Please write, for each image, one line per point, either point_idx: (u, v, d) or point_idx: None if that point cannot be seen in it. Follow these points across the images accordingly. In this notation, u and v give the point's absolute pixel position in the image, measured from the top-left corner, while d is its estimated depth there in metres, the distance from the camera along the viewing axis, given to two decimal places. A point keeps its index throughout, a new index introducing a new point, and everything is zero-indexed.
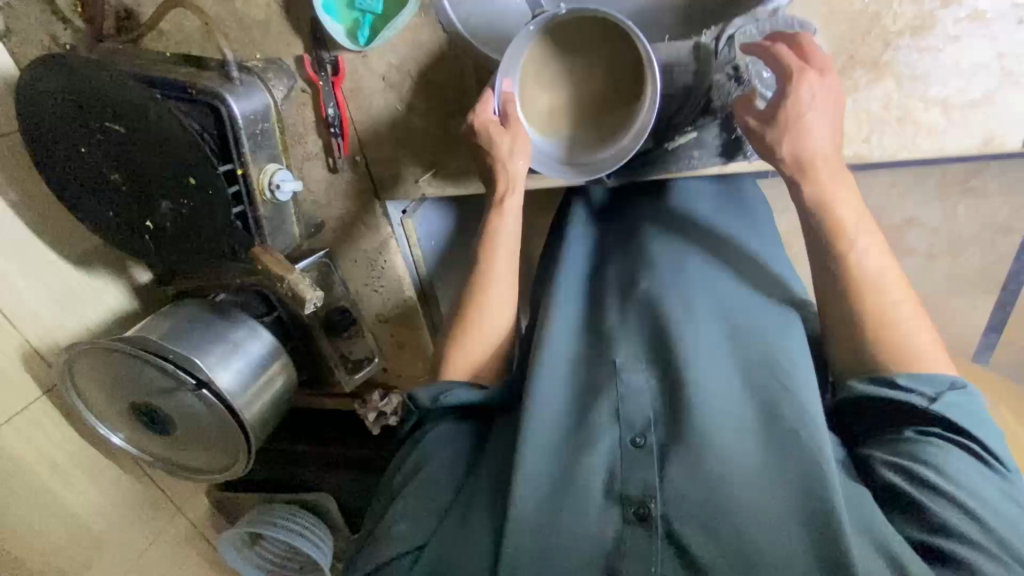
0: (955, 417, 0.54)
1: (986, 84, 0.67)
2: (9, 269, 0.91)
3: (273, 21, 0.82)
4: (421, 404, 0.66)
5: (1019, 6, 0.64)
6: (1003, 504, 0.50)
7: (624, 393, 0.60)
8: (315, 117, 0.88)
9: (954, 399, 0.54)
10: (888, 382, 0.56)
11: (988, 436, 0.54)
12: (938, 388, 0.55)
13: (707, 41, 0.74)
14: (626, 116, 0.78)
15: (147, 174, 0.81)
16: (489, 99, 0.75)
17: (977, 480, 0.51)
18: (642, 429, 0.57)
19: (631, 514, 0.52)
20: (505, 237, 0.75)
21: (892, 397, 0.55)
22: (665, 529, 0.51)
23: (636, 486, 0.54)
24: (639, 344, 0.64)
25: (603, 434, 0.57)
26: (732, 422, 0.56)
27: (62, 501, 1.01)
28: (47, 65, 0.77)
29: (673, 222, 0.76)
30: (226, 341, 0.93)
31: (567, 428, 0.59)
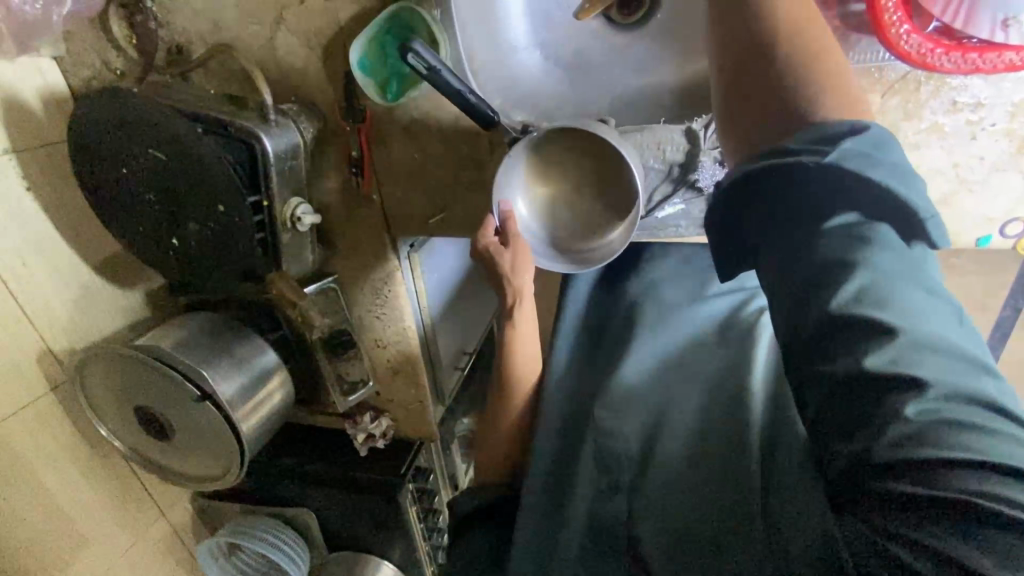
0: (856, 168, 0.47)
1: (942, 188, 0.76)
2: (37, 270, 0.97)
3: (310, 71, 0.90)
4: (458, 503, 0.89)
5: (972, 124, 0.71)
6: (925, 307, 0.46)
7: (600, 443, 0.76)
8: (339, 157, 0.96)
9: (852, 147, 0.48)
10: (777, 151, 0.51)
11: (907, 191, 0.48)
12: (833, 139, 0.49)
13: (697, 127, 0.83)
14: (620, 192, 0.84)
15: (181, 199, 0.88)
16: (489, 221, 0.83)
17: (904, 290, 0.46)
18: (616, 473, 0.74)
19: (606, 545, 0.70)
20: (520, 339, 0.91)
21: (780, 163, 0.50)
22: (630, 547, 0.67)
23: (606, 516, 0.72)
24: (620, 411, 0.77)
25: (584, 483, 0.75)
26: (679, 445, 0.71)
27: (55, 499, 1.04)
28: (103, 94, 0.85)
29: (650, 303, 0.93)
30: (234, 356, 0.98)
31: (559, 477, 0.79)
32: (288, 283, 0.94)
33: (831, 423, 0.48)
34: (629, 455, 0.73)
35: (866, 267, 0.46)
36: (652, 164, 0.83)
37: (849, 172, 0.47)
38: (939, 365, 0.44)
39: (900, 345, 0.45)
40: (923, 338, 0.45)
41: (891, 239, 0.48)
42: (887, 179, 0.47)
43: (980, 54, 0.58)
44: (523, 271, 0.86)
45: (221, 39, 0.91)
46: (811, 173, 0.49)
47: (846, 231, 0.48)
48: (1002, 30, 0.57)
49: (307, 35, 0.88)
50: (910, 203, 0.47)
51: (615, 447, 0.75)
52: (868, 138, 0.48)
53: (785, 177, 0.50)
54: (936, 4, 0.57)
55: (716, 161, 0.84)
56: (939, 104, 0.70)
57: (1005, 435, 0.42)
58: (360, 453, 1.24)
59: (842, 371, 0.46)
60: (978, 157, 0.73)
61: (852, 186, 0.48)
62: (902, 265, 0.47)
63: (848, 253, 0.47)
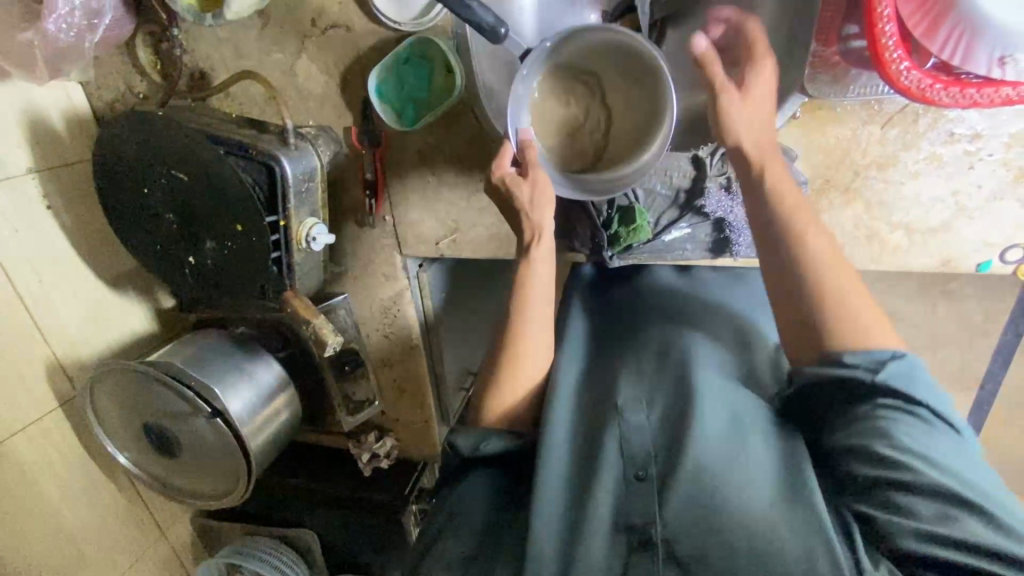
0: (899, 384, 0.55)
1: (943, 215, 0.78)
2: (54, 286, 0.99)
3: (329, 97, 0.94)
4: (460, 450, 0.71)
5: (969, 154, 0.74)
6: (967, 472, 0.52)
7: (625, 429, 0.64)
8: (354, 179, 0.99)
9: (895, 368, 0.56)
10: (835, 361, 0.59)
11: (939, 401, 0.56)
12: (881, 360, 0.57)
13: (704, 154, 0.86)
14: (642, 111, 0.81)
15: (200, 218, 0.90)
16: (507, 150, 0.77)
17: (947, 455, 0.52)
18: (643, 463, 0.61)
19: (635, 540, 0.57)
20: (535, 295, 0.77)
21: (839, 373, 0.57)
22: (667, 551, 0.55)
23: (638, 515, 0.58)
24: (642, 395, 0.69)
25: (609, 464, 0.61)
26: (717, 434, 0.62)
27: (58, 516, 1.03)
28: (130, 118, 0.88)
29: (664, 305, 0.86)
30: (243, 373, 0.99)
31: (575, 458, 0.64)
32: (302, 300, 0.94)
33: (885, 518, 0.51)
34: (653, 446, 0.63)
35: (913, 428, 0.53)
36: (660, 189, 0.88)
37: (897, 389, 0.55)
38: (987, 503, 0.50)
39: (951, 483, 0.50)
40: (970, 484, 0.51)
41: (934, 420, 0.55)
42: (924, 394, 0.55)
43: (977, 89, 0.59)
44: (544, 204, 0.77)
45: (243, 67, 0.94)
46: (865, 384, 0.57)
47: (897, 417, 0.55)
48: (999, 67, 0.58)
49: (327, 63, 0.92)
50: (940, 405, 0.56)
51: (640, 439, 0.63)
52: (906, 363, 0.57)
53: (839, 385, 0.58)
54: (934, 41, 0.59)
55: (722, 188, 0.87)
56: (936, 134, 0.74)
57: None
58: (365, 475, 1.23)
59: (904, 493, 0.51)
60: (976, 185, 0.76)
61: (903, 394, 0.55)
62: (946, 445, 0.53)
63: (896, 419, 0.54)
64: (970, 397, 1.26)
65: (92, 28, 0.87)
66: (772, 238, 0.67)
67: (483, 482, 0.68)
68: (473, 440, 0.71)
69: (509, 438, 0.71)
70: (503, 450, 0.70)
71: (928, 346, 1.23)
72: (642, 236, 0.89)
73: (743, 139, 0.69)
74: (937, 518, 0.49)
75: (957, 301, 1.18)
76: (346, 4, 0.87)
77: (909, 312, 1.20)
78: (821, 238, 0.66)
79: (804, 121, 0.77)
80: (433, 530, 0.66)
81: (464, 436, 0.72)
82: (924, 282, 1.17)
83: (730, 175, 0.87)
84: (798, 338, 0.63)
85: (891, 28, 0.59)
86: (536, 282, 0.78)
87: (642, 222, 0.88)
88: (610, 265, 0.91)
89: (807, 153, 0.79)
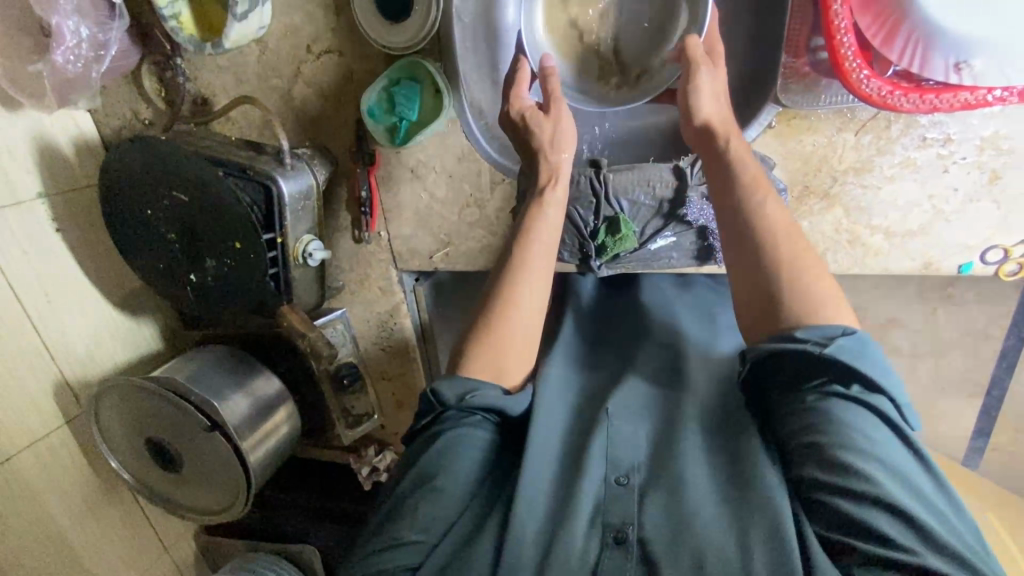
0: (848, 359, 0.54)
1: (921, 218, 0.80)
2: (61, 306, 1.02)
3: (325, 118, 0.98)
4: (444, 400, 0.65)
5: (942, 158, 0.76)
6: (913, 475, 0.52)
7: (613, 437, 0.66)
8: (349, 197, 1.02)
9: (846, 345, 0.55)
10: (789, 336, 0.57)
11: (892, 387, 0.56)
12: (830, 334, 0.56)
13: (685, 165, 0.89)
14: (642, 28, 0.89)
15: (201, 237, 0.94)
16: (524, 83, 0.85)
17: (895, 455, 0.52)
18: (627, 471, 0.63)
19: (609, 538, 0.58)
20: (537, 269, 0.74)
21: (791, 348, 0.56)
22: (641, 552, 0.57)
23: (616, 515, 0.60)
24: (633, 405, 0.72)
25: (593, 467, 0.63)
26: (696, 454, 0.64)
27: (64, 532, 1.05)
28: (136, 143, 0.92)
29: (652, 314, 0.89)
30: (244, 388, 1.01)
31: (560, 461, 0.66)
32: (298, 316, 0.98)
33: (828, 521, 0.52)
34: (640, 458, 0.65)
35: (858, 423, 0.53)
36: (643, 199, 0.90)
37: (844, 364, 0.54)
38: (926, 510, 0.49)
39: (891, 488, 0.50)
40: (915, 491, 0.50)
41: (880, 409, 0.54)
42: (873, 372, 0.54)
43: (937, 95, 0.62)
44: (562, 143, 0.82)
45: (243, 92, 0.99)
46: (817, 362, 0.55)
47: (847, 408, 0.54)
48: (955, 74, 0.60)
49: (322, 87, 0.96)
50: (891, 389, 0.55)
51: (626, 448, 0.65)
52: (856, 339, 0.56)
53: (793, 361, 0.57)
54: (892, 51, 0.61)
55: (704, 197, 0.88)
56: (909, 140, 0.76)
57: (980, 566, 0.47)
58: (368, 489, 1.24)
59: (845, 500, 0.50)
60: (952, 188, 0.77)
61: (853, 375, 0.55)
62: (894, 444, 0.53)
63: (843, 414, 0.54)
64: (975, 403, 1.25)
65: (98, 59, 0.92)
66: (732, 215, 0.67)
67: (468, 432, 0.63)
68: (460, 390, 0.65)
69: (501, 391, 0.67)
70: (497, 405, 0.65)
71: (931, 351, 1.23)
72: (628, 245, 0.91)
73: (710, 113, 0.74)
74: (876, 529, 0.48)
75: (957, 305, 1.17)
76: (339, 31, 0.91)
77: (908, 317, 1.20)
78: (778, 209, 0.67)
79: (781, 131, 0.79)
80: (404, 485, 0.61)
81: (450, 385, 0.65)
82: (922, 287, 1.18)
83: None
84: (749, 302, 0.63)
85: (849, 39, 0.62)
86: (537, 243, 0.76)
87: (627, 231, 0.90)
88: (599, 274, 0.94)
89: (785, 161, 0.81)
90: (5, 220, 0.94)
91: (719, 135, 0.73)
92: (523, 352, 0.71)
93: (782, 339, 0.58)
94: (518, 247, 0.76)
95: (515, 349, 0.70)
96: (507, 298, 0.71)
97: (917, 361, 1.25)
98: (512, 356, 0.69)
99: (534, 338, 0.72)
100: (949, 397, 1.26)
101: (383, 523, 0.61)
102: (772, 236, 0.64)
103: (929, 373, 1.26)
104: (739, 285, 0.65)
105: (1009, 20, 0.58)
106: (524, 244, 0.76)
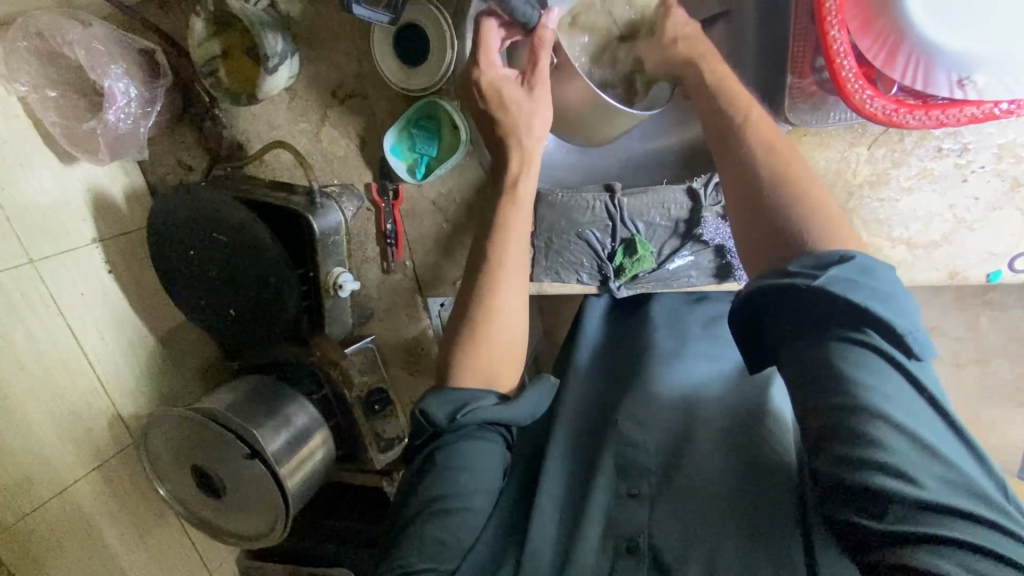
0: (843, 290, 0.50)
1: (943, 228, 0.79)
2: (113, 342, 1.09)
3: (350, 157, 1.03)
4: (436, 422, 0.65)
5: (959, 168, 0.77)
6: (925, 424, 0.47)
7: (622, 446, 0.71)
8: (376, 230, 1.07)
9: (840, 274, 0.51)
10: (780, 272, 0.55)
11: (901, 316, 0.50)
12: (823, 265, 0.52)
13: (698, 186, 0.91)
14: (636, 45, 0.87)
15: (239, 274, 0.99)
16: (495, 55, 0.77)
17: (906, 404, 0.48)
18: (636, 481, 0.67)
19: (621, 547, 0.61)
20: (512, 262, 0.75)
21: (778, 283, 0.54)
22: (654, 560, 0.60)
23: (626, 527, 0.63)
24: (642, 411, 0.75)
25: (603, 481, 0.68)
26: (708, 461, 0.65)
27: (116, 556, 1.11)
28: (179, 191, 0.99)
29: (671, 325, 0.92)
30: (280, 415, 1.03)
31: (575, 482, 0.70)
32: (331, 343, 1.06)
33: (832, 495, 0.49)
34: (652, 468, 0.68)
35: (860, 372, 0.48)
36: (658, 220, 0.92)
37: (837, 295, 0.50)
38: (939, 467, 0.46)
39: (901, 450, 0.45)
40: (928, 445, 0.46)
41: (886, 350, 0.49)
42: (871, 303, 0.50)
43: (943, 110, 0.63)
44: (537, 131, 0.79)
45: (275, 136, 1.05)
46: (806, 296, 0.52)
47: (850, 349, 0.50)
48: (960, 89, 0.61)
49: (347, 128, 1.02)
50: (900, 322, 0.49)
51: (635, 456, 0.69)
52: (854, 265, 0.51)
53: (784, 297, 0.54)
54: (895, 69, 0.63)
55: (719, 216, 0.90)
56: (924, 151, 0.77)
57: (999, 528, 0.44)
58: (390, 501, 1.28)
59: (849, 470, 0.47)
60: (973, 197, 0.77)
61: (850, 307, 0.50)
62: (904, 390, 0.48)
63: (847, 367, 0.49)
64: None
65: (146, 115, 1.00)
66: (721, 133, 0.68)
67: (463, 446, 0.63)
68: (451, 409, 0.66)
69: (496, 400, 0.67)
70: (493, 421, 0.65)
71: (977, 360, 1.19)
72: (646, 265, 0.94)
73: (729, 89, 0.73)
74: (885, 500, 0.45)
75: (999, 311, 1.15)
76: (363, 76, 0.98)
77: (949, 324, 1.17)
78: (764, 129, 0.67)
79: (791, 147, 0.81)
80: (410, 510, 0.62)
81: (439, 405, 0.66)
82: (961, 294, 1.15)
83: (724, 204, 0.90)
84: (754, 239, 0.61)
85: (849, 62, 0.63)
86: (511, 240, 0.76)
87: (644, 253, 0.93)
88: (618, 295, 0.96)
89: None
90: (62, 264, 1.02)
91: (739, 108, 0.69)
92: (512, 359, 0.73)
93: (774, 276, 0.56)
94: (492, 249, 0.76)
95: (492, 352, 0.71)
96: (489, 299, 0.73)
97: (964, 369, 1.20)
98: (500, 364, 0.72)
99: (521, 337, 0.75)
100: (999, 407, 1.21)
101: (393, 548, 0.61)
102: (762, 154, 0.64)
103: (977, 384, 1.20)
104: (742, 218, 0.62)
105: (1006, 22, 0.59)
106: (500, 239, 0.76)
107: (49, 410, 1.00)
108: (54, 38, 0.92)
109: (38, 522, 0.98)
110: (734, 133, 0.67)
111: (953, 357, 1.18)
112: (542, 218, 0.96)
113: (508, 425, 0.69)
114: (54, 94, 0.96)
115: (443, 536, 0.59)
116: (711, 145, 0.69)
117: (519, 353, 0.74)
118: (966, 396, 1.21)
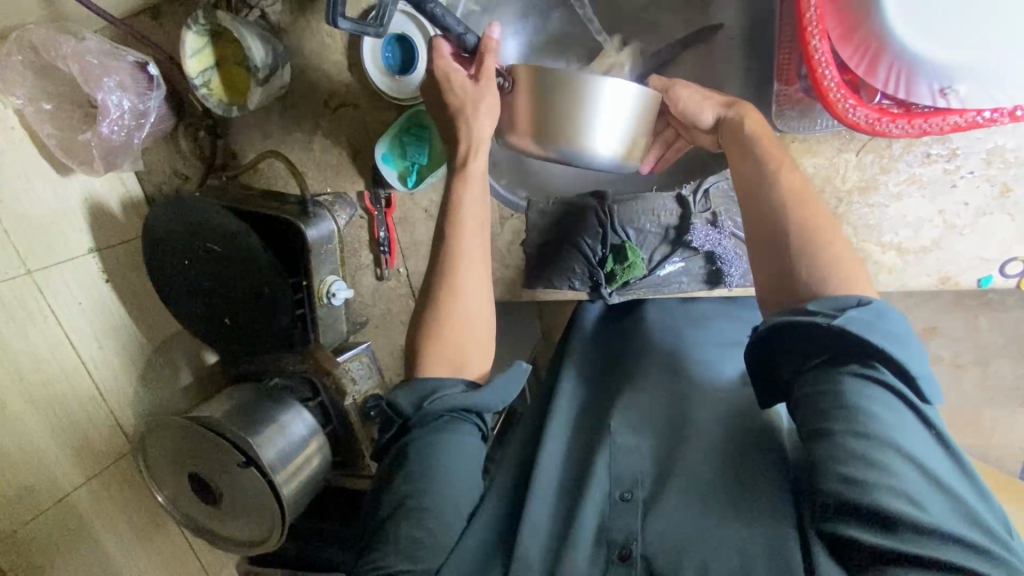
0: (860, 330, 0.54)
1: (933, 233, 0.83)
2: (110, 351, 1.10)
3: (343, 165, 1.04)
4: (403, 412, 0.69)
5: (947, 173, 0.80)
6: (928, 456, 0.51)
7: (614, 453, 0.69)
8: (369, 237, 1.08)
9: (858, 315, 0.55)
10: (800, 309, 0.59)
11: (910, 358, 0.54)
12: (843, 306, 0.57)
13: (687, 193, 0.92)
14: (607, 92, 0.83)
15: (233, 282, 1.00)
16: (444, 49, 0.74)
17: (912, 436, 0.51)
18: (630, 486, 0.66)
19: (614, 555, 0.61)
20: (469, 246, 0.76)
21: (799, 319, 0.57)
22: (645, 566, 0.59)
23: (619, 532, 0.62)
24: (634, 415, 0.74)
25: (596, 484, 0.66)
26: (702, 471, 0.65)
27: (115, 561, 1.12)
28: (173, 200, 1.00)
29: (665, 325, 0.89)
30: (275, 423, 1.02)
31: (566, 486, 0.70)
32: (324, 351, 1.06)
33: (833, 511, 0.52)
34: (644, 473, 0.67)
35: (869, 405, 0.52)
36: (649, 227, 0.94)
37: (855, 334, 0.54)
38: (936, 495, 0.49)
39: (904, 477, 0.49)
40: (930, 475, 0.50)
41: (895, 387, 0.53)
42: (886, 344, 0.54)
43: (926, 119, 0.65)
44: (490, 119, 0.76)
45: (269, 145, 1.06)
46: (824, 332, 0.56)
47: (861, 383, 0.54)
48: (942, 98, 0.63)
49: (339, 136, 1.02)
50: (910, 362, 0.54)
51: (629, 463, 0.68)
52: (871, 310, 0.56)
53: (801, 331, 0.58)
54: (876, 79, 0.64)
55: (708, 223, 0.92)
56: (913, 156, 0.80)
57: (993, 555, 0.47)
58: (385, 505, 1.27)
59: (852, 490, 0.50)
60: (963, 202, 0.81)
61: (864, 346, 0.54)
62: (909, 425, 0.52)
63: (857, 399, 0.53)
64: None
65: (140, 127, 1.01)
66: (743, 157, 0.71)
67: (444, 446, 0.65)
68: (417, 399, 0.68)
69: (463, 387, 0.70)
70: (455, 407, 0.67)
71: (976, 362, 1.18)
72: (637, 272, 0.93)
73: (716, 111, 0.76)
74: (886, 519, 0.48)
75: (1000, 311, 1.13)
76: (355, 86, 0.99)
77: (949, 325, 1.16)
78: (792, 177, 0.69)
79: None
80: (384, 509, 0.63)
81: (407, 395, 0.69)
82: (959, 296, 1.15)
83: (714, 210, 0.92)
84: (764, 268, 0.66)
85: (831, 72, 0.64)
86: (467, 220, 0.76)
87: (635, 258, 0.93)
88: (610, 301, 0.95)
89: None
90: (60, 275, 1.02)
91: (741, 126, 0.73)
92: (478, 339, 0.75)
93: (791, 313, 0.60)
94: (450, 236, 0.76)
95: (465, 341, 0.74)
96: (449, 284, 0.75)
97: (965, 371, 1.19)
98: (471, 350, 0.74)
99: (486, 325, 0.76)
100: (1000, 409, 1.20)
101: (371, 548, 0.62)
102: (776, 185, 0.68)
103: (977, 386, 1.19)
104: (753, 250, 0.68)
105: (1002, 21, 0.58)
106: (455, 221, 0.76)
107: (49, 418, 1.01)
108: (48, 52, 0.93)
109: (37, 529, 0.99)
110: (752, 168, 0.70)
111: (953, 359, 1.17)
112: (532, 224, 0.98)
113: (481, 413, 0.69)
114: (49, 107, 0.97)
115: (430, 538, 0.60)
116: (737, 182, 0.71)
117: (482, 331, 0.75)
118: (967, 398, 1.20)
